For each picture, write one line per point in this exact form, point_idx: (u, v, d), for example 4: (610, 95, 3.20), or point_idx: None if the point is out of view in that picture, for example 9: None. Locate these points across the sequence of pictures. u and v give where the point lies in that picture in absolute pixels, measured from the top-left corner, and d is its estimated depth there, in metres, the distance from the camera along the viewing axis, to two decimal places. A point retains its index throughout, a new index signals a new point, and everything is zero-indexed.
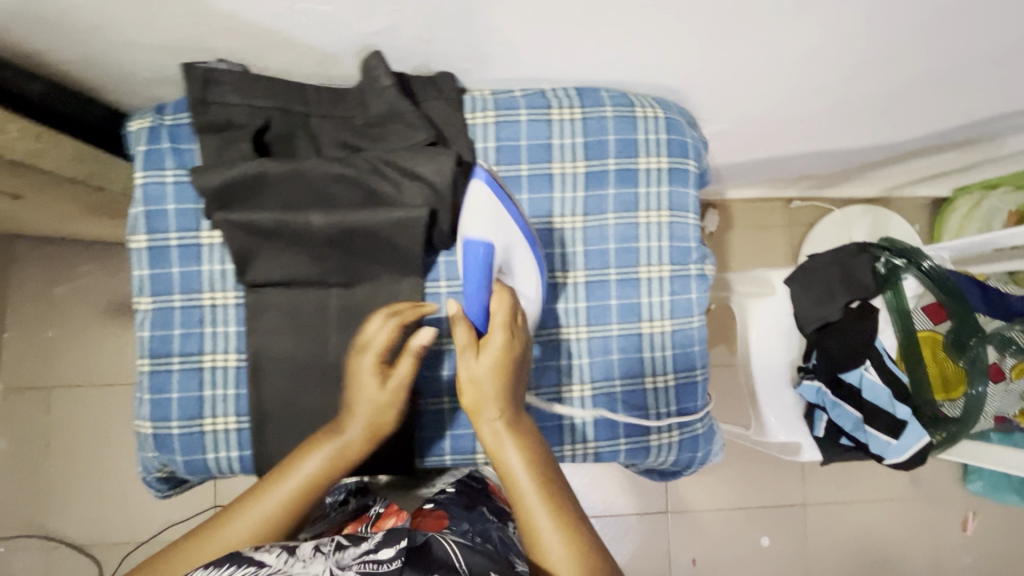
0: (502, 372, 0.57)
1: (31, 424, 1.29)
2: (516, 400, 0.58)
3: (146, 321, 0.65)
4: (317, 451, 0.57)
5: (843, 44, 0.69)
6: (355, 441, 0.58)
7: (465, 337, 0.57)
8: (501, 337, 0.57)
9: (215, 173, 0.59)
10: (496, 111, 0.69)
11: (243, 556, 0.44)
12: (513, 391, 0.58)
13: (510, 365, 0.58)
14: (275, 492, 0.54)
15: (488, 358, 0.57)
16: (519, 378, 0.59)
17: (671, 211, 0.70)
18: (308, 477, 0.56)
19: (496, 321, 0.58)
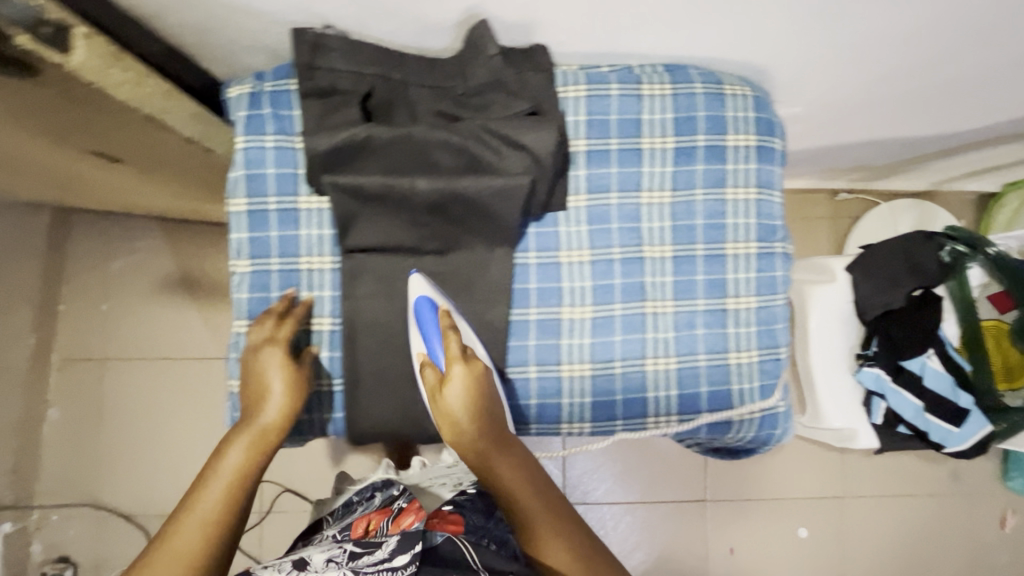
0: (473, 397, 0.61)
1: (85, 395, 1.32)
2: (489, 413, 0.62)
3: (244, 284, 0.66)
4: (237, 444, 0.60)
5: (939, 29, 0.69)
6: (270, 423, 0.61)
7: (433, 375, 0.63)
8: (460, 368, 0.61)
9: (323, 138, 0.60)
10: (588, 85, 0.69)
11: None
12: (487, 416, 0.62)
13: (478, 389, 0.62)
14: (210, 490, 0.56)
15: (454, 390, 0.61)
16: (489, 396, 0.63)
17: (758, 188, 0.71)
18: (236, 467, 0.58)
19: (453, 353, 0.62)
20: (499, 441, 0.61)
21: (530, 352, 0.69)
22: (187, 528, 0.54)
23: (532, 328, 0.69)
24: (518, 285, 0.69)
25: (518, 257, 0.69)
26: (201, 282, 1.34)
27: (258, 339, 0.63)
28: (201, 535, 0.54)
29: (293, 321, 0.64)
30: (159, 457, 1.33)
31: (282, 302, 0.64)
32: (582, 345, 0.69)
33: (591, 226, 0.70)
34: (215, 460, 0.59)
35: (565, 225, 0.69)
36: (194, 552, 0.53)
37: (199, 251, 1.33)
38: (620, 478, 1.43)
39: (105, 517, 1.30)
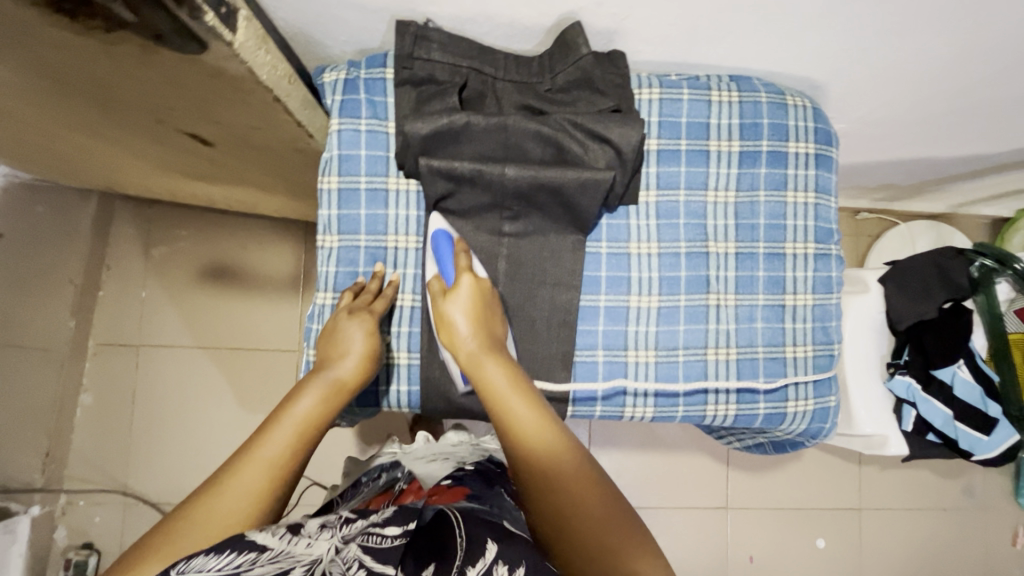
0: (475, 307, 0.64)
1: (119, 380, 1.32)
2: (489, 330, 0.64)
3: (333, 258, 0.70)
4: (312, 392, 0.60)
5: (991, 54, 0.74)
6: (348, 381, 0.62)
7: (439, 287, 0.66)
8: (469, 280, 0.65)
9: (424, 122, 0.65)
10: (662, 89, 0.73)
11: (244, 542, 0.44)
12: (485, 324, 0.64)
13: (481, 303, 0.65)
14: (281, 431, 0.55)
15: (456, 295, 0.64)
16: (491, 315, 0.65)
17: (817, 193, 0.75)
18: (310, 413, 0.58)
19: (461, 267, 0.65)
20: (493, 347, 0.63)
21: (600, 337, 0.73)
22: (256, 462, 0.53)
23: (601, 314, 0.73)
24: (589, 273, 0.73)
25: (590, 245, 0.73)
26: (240, 272, 1.36)
27: (355, 306, 0.66)
28: (269, 471, 0.52)
29: (384, 301, 0.67)
30: (189, 445, 1.32)
31: (373, 281, 0.68)
32: (648, 333, 0.73)
33: (659, 221, 0.73)
34: (289, 403, 0.58)
35: (636, 219, 0.73)
36: (262, 489, 0.51)
37: (240, 242, 1.36)
38: (642, 482, 1.45)
39: (131, 505, 1.29)
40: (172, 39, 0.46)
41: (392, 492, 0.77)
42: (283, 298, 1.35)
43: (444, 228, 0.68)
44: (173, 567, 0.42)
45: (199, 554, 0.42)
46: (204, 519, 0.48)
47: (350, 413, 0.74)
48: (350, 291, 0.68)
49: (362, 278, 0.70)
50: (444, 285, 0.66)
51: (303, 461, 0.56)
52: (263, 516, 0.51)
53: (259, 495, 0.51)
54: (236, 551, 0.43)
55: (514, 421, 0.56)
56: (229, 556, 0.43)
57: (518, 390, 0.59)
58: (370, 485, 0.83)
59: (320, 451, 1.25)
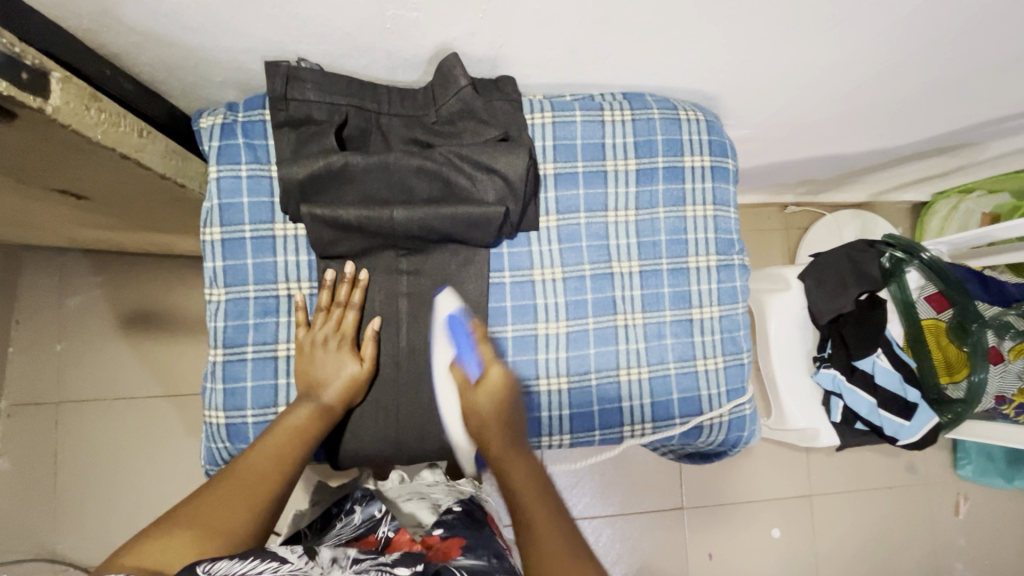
0: (498, 402, 0.69)
1: (36, 441, 1.23)
2: (513, 425, 0.70)
3: (220, 311, 0.67)
4: (300, 411, 0.64)
5: (870, 57, 0.76)
6: (334, 403, 0.65)
7: (461, 378, 0.69)
8: (495, 371, 0.69)
9: (300, 165, 0.62)
10: (554, 112, 0.73)
11: (267, 553, 0.46)
12: (512, 424, 0.70)
13: (506, 395, 0.70)
14: (275, 442, 0.61)
15: (484, 391, 0.69)
16: (516, 408, 0.70)
17: (715, 205, 0.76)
18: (299, 428, 0.63)
19: (489, 358, 0.70)
20: (519, 446, 0.69)
21: (510, 368, 0.71)
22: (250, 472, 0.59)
23: (509, 345, 0.71)
24: (494, 303, 0.71)
25: (493, 276, 0.71)
26: (164, 315, 1.29)
27: (328, 332, 0.66)
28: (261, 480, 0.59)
29: (376, 322, 0.68)
30: (123, 502, 1.25)
31: (333, 286, 0.67)
32: (558, 359, 0.72)
33: (562, 245, 0.73)
34: (282, 417, 0.64)
35: (537, 244, 0.72)
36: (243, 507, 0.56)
37: (162, 284, 1.29)
38: (599, 490, 1.44)
39: (61, 571, 1.21)
40: None
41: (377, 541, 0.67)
42: None
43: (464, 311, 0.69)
44: (199, 565, 0.43)
45: (224, 559, 0.45)
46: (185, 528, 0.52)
47: None
48: (328, 287, 0.67)
49: (331, 269, 0.67)
50: (467, 377, 0.69)
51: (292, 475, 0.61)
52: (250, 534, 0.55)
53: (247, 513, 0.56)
54: (260, 558, 0.45)
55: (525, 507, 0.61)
56: (252, 562, 0.45)
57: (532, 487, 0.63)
58: (344, 520, 0.76)
59: None
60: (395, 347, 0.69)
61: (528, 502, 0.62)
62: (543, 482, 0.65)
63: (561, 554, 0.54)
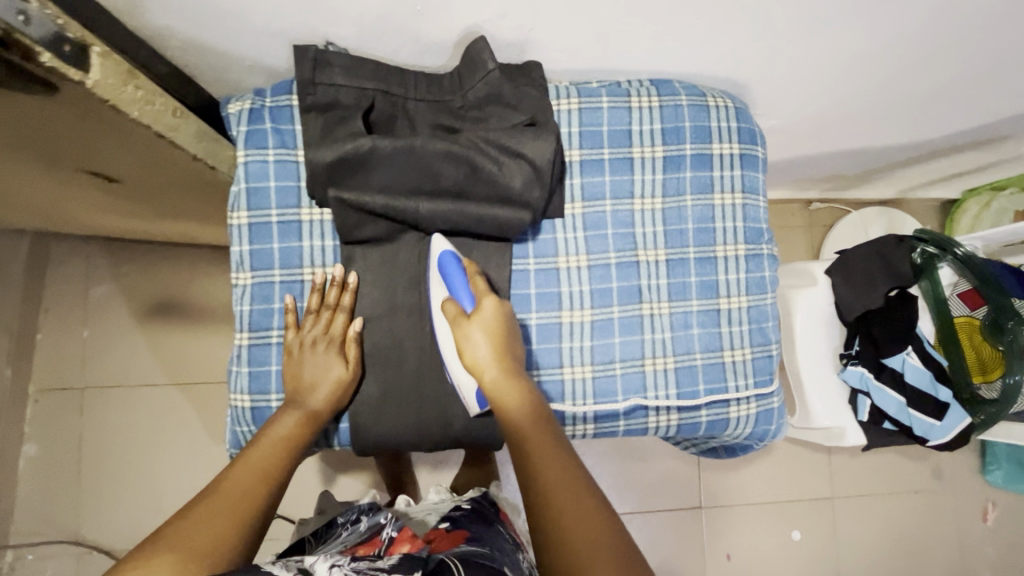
0: (496, 332, 0.63)
1: (63, 426, 1.26)
2: (511, 356, 0.63)
3: (246, 295, 0.67)
4: (287, 419, 0.64)
5: (906, 44, 0.74)
6: (322, 408, 0.65)
7: (455, 310, 0.63)
8: (491, 303, 0.63)
9: (328, 149, 0.62)
10: (580, 98, 0.72)
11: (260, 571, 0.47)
12: (510, 351, 0.63)
13: (502, 327, 0.63)
14: (262, 450, 0.61)
15: (479, 321, 0.63)
16: (513, 340, 0.64)
17: (744, 193, 0.75)
18: (286, 436, 0.63)
19: (482, 290, 0.64)
20: (516, 372, 0.62)
21: (534, 355, 0.70)
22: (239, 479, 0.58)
23: (533, 333, 0.71)
24: (518, 290, 0.71)
25: (516, 264, 0.71)
26: (186, 305, 1.30)
27: (317, 334, 0.66)
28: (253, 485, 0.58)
29: (359, 322, 0.67)
30: (143, 488, 1.27)
31: (327, 290, 0.67)
32: (583, 348, 0.71)
33: (587, 232, 0.72)
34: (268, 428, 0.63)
35: (562, 232, 0.71)
36: (234, 516, 0.54)
37: (184, 273, 1.31)
38: (616, 489, 1.43)
39: (85, 554, 1.24)
40: (12, 83, 0.43)
41: (382, 539, 0.73)
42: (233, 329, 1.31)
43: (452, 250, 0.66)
44: None
45: None
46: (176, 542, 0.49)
47: None
48: (316, 290, 0.67)
49: (319, 272, 0.67)
50: (461, 308, 0.64)
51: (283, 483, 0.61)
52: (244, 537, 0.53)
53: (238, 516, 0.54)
54: None
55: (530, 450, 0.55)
56: None
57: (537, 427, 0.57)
58: (349, 529, 0.82)
59: None
60: (418, 334, 0.68)
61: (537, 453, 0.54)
62: (548, 420, 0.59)
63: (583, 516, 0.49)
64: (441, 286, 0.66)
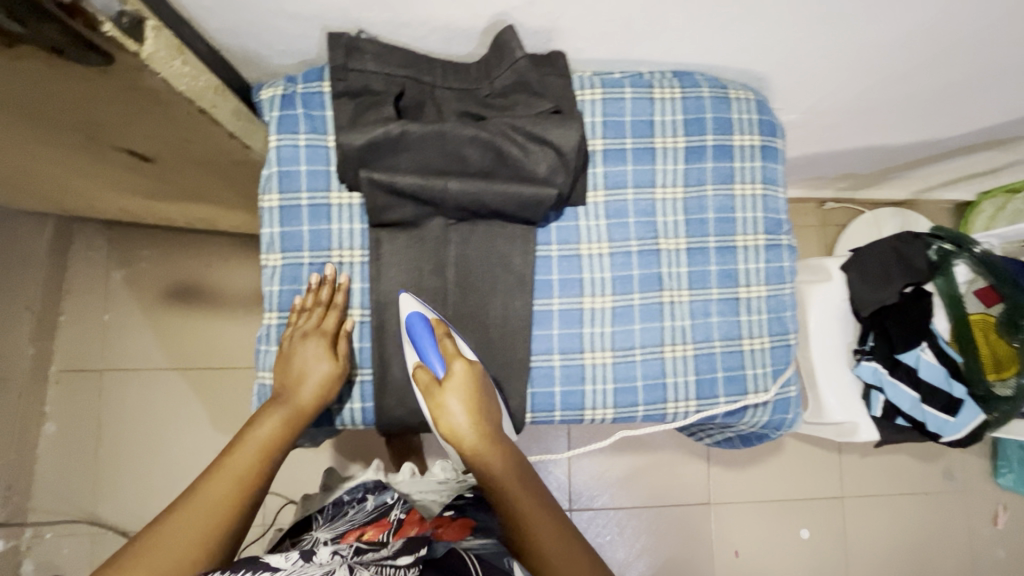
0: (471, 399, 0.64)
1: (83, 408, 1.28)
2: (485, 417, 0.65)
3: (276, 276, 0.69)
4: (271, 418, 0.64)
5: (927, 39, 0.75)
6: (309, 403, 0.65)
7: (428, 378, 0.64)
8: (461, 366, 0.64)
9: (360, 133, 0.64)
10: (604, 88, 0.73)
11: (257, 564, 0.49)
12: (483, 413, 0.65)
13: (476, 388, 0.65)
14: (243, 454, 0.62)
15: (453, 389, 0.64)
16: (486, 398, 0.66)
17: (764, 184, 0.76)
18: (270, 435, 0.63)
19: (451, 353, 0.65)
20: (490, 434, 0.64)
21: (556, 340, 0.72)
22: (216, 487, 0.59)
23: (554, 318, 0.72)
24: (541, 276, 0.72)
25: (539, 249, 0.72)
26: (205, 291, 1.33)
27: (308, 326, 0.66)
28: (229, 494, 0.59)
29: (351, 320, 0.69)
30: (159, 471, 1.29)
31: (324, 287, 0.68)
32: (603, 333, 0.72)
33: (609, 220, 0.73)
34: (250, 428, 0.64)
35: (585, 219, 0.73)
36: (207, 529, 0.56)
37: (204, 261, 1.33)
38: (625, 482, 1.44)
39: (101, 534, 1.25)
40: (72, 51, 0.45)
41: (389, 522, 0.72)
42: (250, 316, 1.33)
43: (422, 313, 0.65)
44: None
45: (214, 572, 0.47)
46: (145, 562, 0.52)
47: (305, 434, 0.74)
48: (311, 289, 0.68)
49: (314, 274, 0.68)
50: (433, 375, 0.65)
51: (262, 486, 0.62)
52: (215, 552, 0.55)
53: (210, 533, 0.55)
54: (250, 569, 0.48)
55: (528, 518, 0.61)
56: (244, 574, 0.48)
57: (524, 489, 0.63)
58: (356, 506, 0.82)
59: (295, 469, 1.23)
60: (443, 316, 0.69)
61: (520, 505, 0.61)
62: (529, 479, 0.64)
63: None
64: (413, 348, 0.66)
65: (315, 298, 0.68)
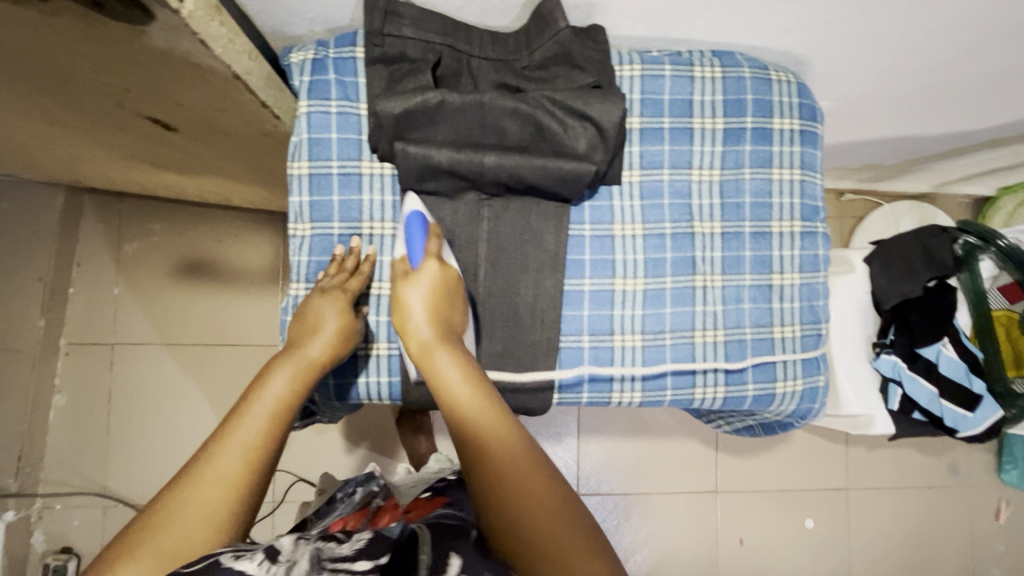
0: (435, 294, 0.62)
1: (92, 381, 1.27)
2: (446, 318, 0.62)
3: (305, 246, 0.67)
4: (282, 371, 0.59)
5: (976, 26, 0.73)
6: (323, 357, 0.61)
7: (402, 268, 0.64)
8: (434, 266, 0.62)
9: (396, 101, 0.62)
10: (643, 65, 0.71)
11: (227, 571, 0.44)
12: (445, 312, 0.62)
13: (444, 290, 0.62)
14: (253, 416, 0.55)
15: (417, 280, 0.62)
16: (453, 305, 0.63)
17: (802, 169, 0.74)
18: (282, 393, 0.57)
19: (430, 252, 0.63)
20: (448, 337, 0.61)
21: (586, 321, 0.71)
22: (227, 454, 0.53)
23: (586, 299, 0.71)
24: (573, 256, 0.71)
25: (573, 229, 0.71)
26: (217, 266, 1.31)
27: (329, 284, 0.64)
28: (241, 464, 0.52)
29: (363, 310, 0.67)
30: (168, 447, 1.28)
31: (350, 256, 0.66)
32: (634, 316, 0.71)
33: (643, 201, 0.72)
34: (259, 385, 0.57)
35: (619, 199, 0.71)
36: (227, 503, 0.51)
37: (216, 234, 1.31)
38: (632, 468, 1.44)
39: (110, 507, 1.25)
40: (113, 7, 0.43)
41: (368, 511, 0.76)
42: (262, 293, 1.31)
43: (417, 209, 0.64)
44: None
45: None
46: (167, 542, 0.48)
47: (329, 408, 0.73)
48: (337, 259, 0.66)
49: (340, 245, 0.67)
50: (408, 266, 0.64)
51: (278, 450, 0.56)
52: (233, 526, 0.51)
53: (228, 507, 0.50)
54: None
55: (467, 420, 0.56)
56: None
57: (475, 386, 0.58)
58: (345, 499, 0.84)
59: (305, 446, 1.22)
60: (473, 294, 0.68)
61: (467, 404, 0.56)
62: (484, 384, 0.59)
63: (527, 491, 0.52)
64: (400, 244, 0.66)
65: (338, 268, 0.66)
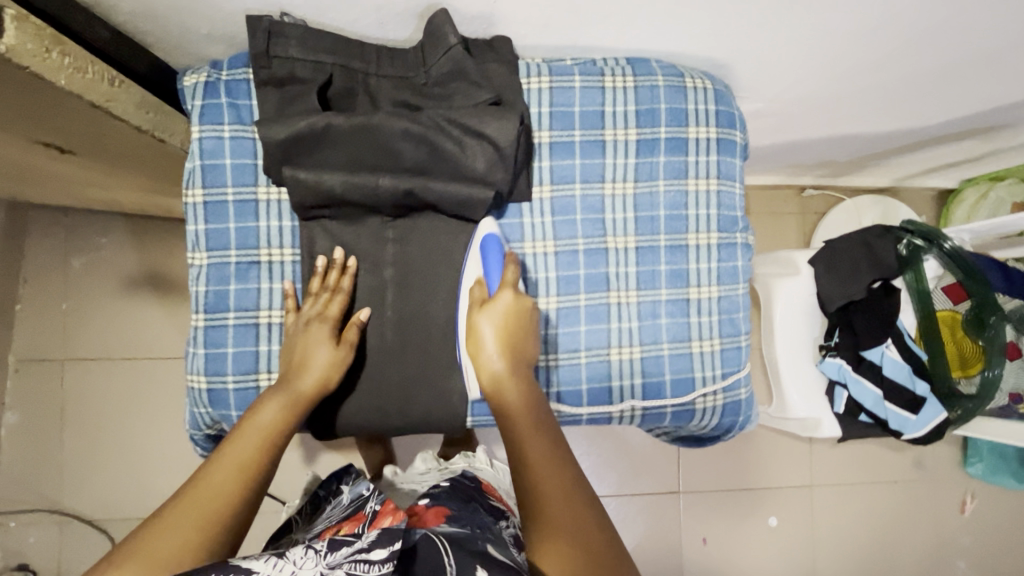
0: (507, 324, 0.62)
1: (41, 398, 1.26)
2: (519, 351, 0.62)
3: (202, 276, 0.66)
4: (274, 401, 0.61)
5: (896, 26, 0.70)
6: (310, 390, 0.62)
7: (480, 294, 0.64)
8: (509, 296, 0.63)
9: (282, 125, 0.60)
10: (552, 77, 0.69)
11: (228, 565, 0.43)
12: (517, 341, 0.63)
13: (517, 320, 0.63)
14: (244, 440, 0.57)
15: (493, 309, 0.62)
16: (525, 337, 0.63)
17: (719, 179, 0.72)
18: (270, 421, 0.59)
19: (506, 280, 0.64)
20: (522, 373, 0.62)
21: None
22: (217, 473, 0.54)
23: None
24: None
25: None
26: (164, 280, 1.29)
27: (312, 314, 0.64)
28: (233, 480, 0.54)
29: (364, 312, 0.66)
30: (123, 461, 1.28)
31: (331, 273, 0.65)
32: (548, 336, 0.70)
33: (555, 217, 0.70)
34: (250, 415, 0.60)
35: (529, 216, 0.70)
36: (208, 517, 0.51)
37: (162, 247, 1.29)
38: (595, 471, 1.44)
39: (66, 522, 1.25)
40: None
41: (365, 513, 0.59)
42: None
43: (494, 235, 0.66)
44: None
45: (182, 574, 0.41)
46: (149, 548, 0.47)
47: None
48: (317, 274, 0.65)
49: (322, 256, 0.65)
50: (486, 293, 0.65)
51: (266, 476, 0.57)
52: (213, 544, 0.50)
53: (207, 522, 0.50)
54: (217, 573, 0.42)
55: (523, 448, 0.56)
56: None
57: (534, 413, 0.59)
58: (332, 501, 0.70)
59: None
60: (382, 319, 0.67)
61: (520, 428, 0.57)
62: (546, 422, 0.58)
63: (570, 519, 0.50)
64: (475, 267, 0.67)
65: (323, 283, 0.65)
